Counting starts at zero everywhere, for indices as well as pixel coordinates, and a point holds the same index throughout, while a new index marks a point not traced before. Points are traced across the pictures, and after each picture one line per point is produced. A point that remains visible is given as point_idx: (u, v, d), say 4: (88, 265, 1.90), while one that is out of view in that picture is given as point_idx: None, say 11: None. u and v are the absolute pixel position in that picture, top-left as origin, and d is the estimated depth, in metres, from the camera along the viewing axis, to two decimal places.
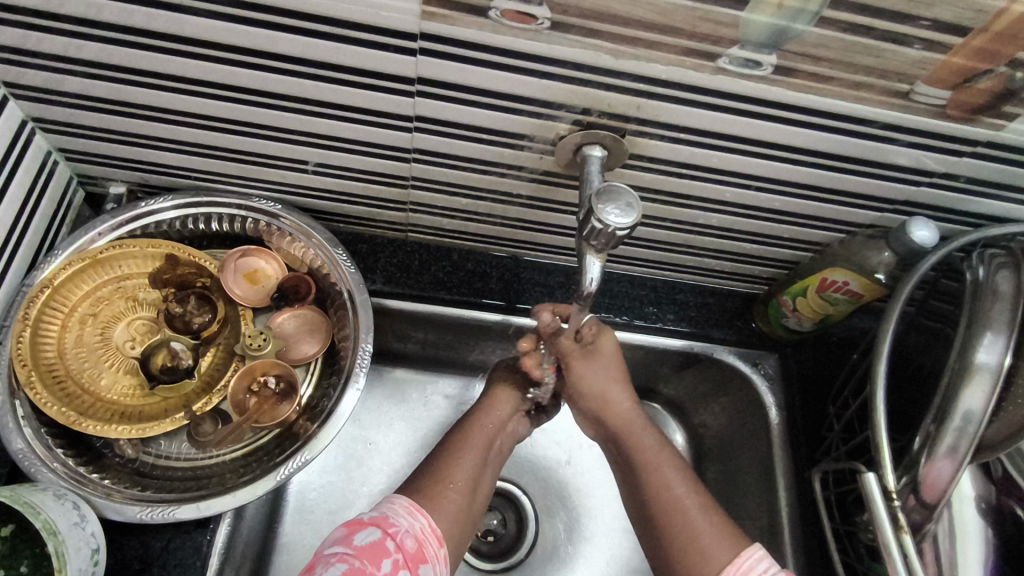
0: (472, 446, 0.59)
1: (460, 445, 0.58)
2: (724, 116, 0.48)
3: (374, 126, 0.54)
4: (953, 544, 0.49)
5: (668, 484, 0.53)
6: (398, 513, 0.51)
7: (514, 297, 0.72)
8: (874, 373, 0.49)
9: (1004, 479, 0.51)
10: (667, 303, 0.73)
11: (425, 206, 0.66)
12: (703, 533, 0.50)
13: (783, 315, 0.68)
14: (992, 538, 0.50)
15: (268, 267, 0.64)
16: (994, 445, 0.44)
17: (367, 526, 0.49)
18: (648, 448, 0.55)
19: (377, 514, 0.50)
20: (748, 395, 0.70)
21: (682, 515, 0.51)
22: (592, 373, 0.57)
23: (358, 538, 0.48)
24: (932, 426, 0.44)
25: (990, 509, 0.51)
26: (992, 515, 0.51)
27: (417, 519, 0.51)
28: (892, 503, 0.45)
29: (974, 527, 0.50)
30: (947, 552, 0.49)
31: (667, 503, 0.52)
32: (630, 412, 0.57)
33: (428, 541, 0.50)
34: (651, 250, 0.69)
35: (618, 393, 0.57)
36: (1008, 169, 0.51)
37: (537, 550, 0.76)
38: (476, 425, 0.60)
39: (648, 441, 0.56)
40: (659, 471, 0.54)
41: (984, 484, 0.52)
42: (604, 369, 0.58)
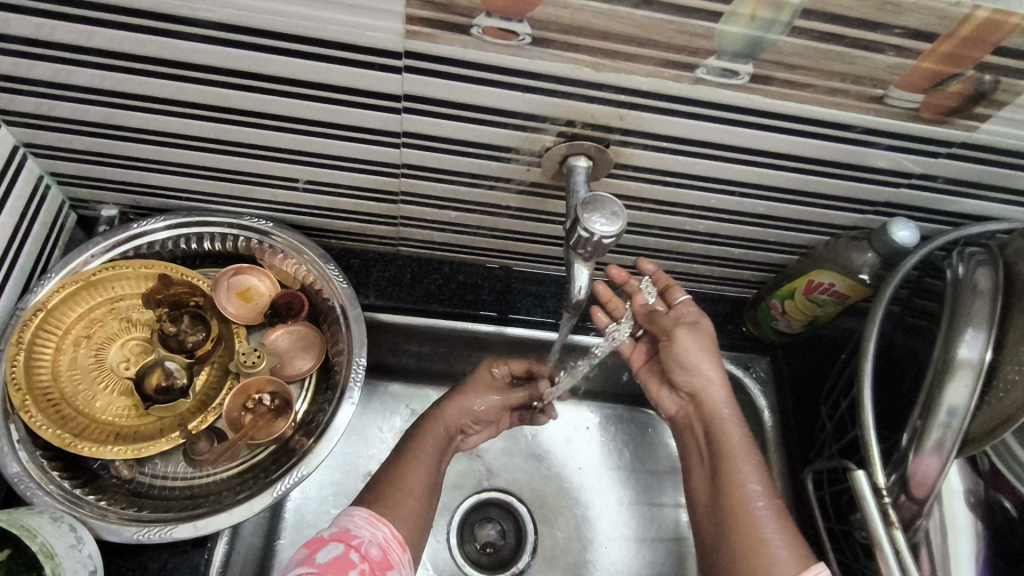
0: (424, 452, 0.62)
1: (415, 447, 0.62)
2: (705, 124, 0.50)
3: (362, 142, 0.55)
4: (945, 541, 0.50)
5: (744, 481, 0.53)
6: (359, 524, 0.52)
7: (507, 308, 0.73)
8: (861, 372, 0.50)
9: (991, 472, 0.51)
10: None
11: (416, 220, 0.66)
12: (770, 533, 0.50)
13: (773, 318, 0.69)
14: (981, 532, 0.51)
15: (262, 285, 0.65)
16: (977, 439, 0.45)
17: (329, 543, 0.49)
18: (733, 441, 0.55)
19: (337, 529, 0.51)
20: (741, 398, 0.71)
21: (753, 510, 0.52)
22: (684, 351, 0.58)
23: (320, 555, 0.48)
24: (919, 421, 0.45)
25: (980, 503, 0.51)
26: (981, 509, 0.51)
27: (377, 528, 0.53)
28: (882, 500, 0.45)
29: (964, 521, 0.51)
30: (939, 555, 0.49)
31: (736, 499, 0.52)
32: (721, 401, 0.58)
33: (392, 547, 0.52)
34: (640, 258, 0.70)
35: (717, 385, 0.58)
36: (984, 169, 0.52)
37: (536, 560, 0.76)
38: (433, 428, 0.64)
39: (733, 427, 0.56)
40: (739, 460, 0.54)
41: (972, 478, 0.52)
42: (704, 349, 0.59)
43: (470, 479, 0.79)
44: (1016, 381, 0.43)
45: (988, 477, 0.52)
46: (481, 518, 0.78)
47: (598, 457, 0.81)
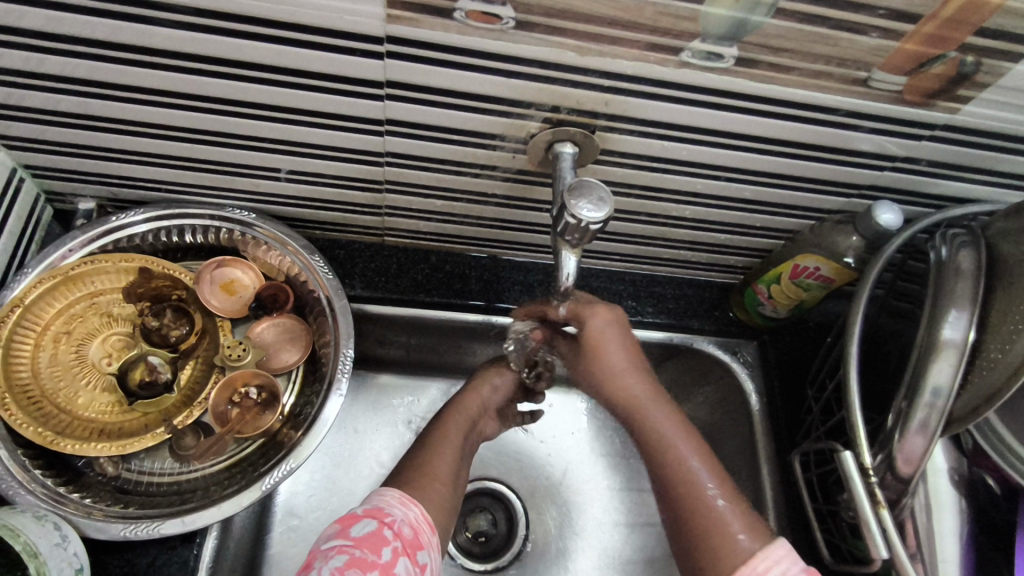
0: (454, 434, 0.59)
1: (446, 431, 0.59)
2: (690, 109, 0.49)
3: (345, 130, 0.54)
4: (930, 516, 0.50)
5: (691, 472, 0.51)
6: (391, 502, 0.50)
7: (493, 297, 0.72)
8: (847, 354, 0.50)
9: (974, 451, 0.52)
10: (645, 296, 0.74)
11: (401, 210, 0.66)
12: (728, 518, 0.48)
13: (759, 302, 0.69)
14: (965, 509, 0.51)
15: (245, 277, 0.64)
16: (960, 417, 0.45)
17: (363, 518, 0.47)
18: (664, 433, 0.53)
19: (371, 506, 0.49)
20: (729, 383, 0.72)
21: (703, 494, 0.49)
22: (603, 345, 0.56)
23: (355, 530, 0.46)
24: (903, 403, 0.45)
25: (964, 481, 0.52)
26: (965, 485, 0.52)
27: (409, 508, 0.50)
28: (869, 480, 0.45)
29: (950, 497, 0.51)
30: (925, 530, 0.50)
31: (693, 492, 0.50)
32: (640, 389, 0.55)
33: (423, 527, 0.49)
34: (626, 245, 0.70)
35: (626, 375, 0.55)
36: (965, 151, 0.53)
37: (529, 548, 0.76)
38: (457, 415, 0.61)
39: (659, 413, 0.54)
40: (677, 446, 0.52)
41: (956, 457, 0.52)
42: (619, 343, 0.56)
43: None
44: (999, 360, 0.43)
45: (971, 454, 0.52)
46: (472, 508, 0.78)
47: (587, 445, 0.82)
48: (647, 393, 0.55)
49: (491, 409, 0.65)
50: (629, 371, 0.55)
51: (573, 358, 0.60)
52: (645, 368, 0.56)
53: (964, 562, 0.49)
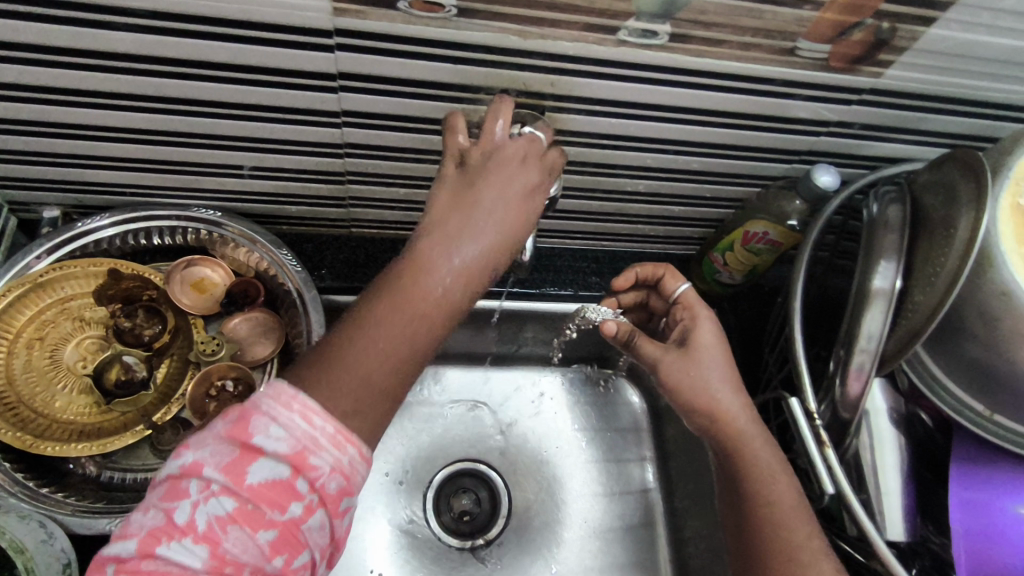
0: (412, 302, 0.41)
1: (411, 277, 0.42)
2: (632, 86, 0.52)
3: (304, 123, 0.55)
4: (874, 454, 0.51)
5: (769, 489, 0.51)
6: (320, 445, 0.38)
7: None
8: (792, 311, 0.53)
9: (910, 389, 0.53)
10: (609, 272, 0.78)
11: (365, 200, 0.67)
12: (798, 545, 0.49)
13: (715, 270, 0.72)
14: (906, 445, 0.52)
15: (215, 275, 0.65)
16: (890, 358, 0.48)
17: (262, 457, 0.37)
18: (750, 449, 0.52)
19: (290, 444, 0.37)
20: None
21: (778, 518, 0.50)
22: (698, 354, 0.55)
23: (252, 473, 0.37)
24: (843, 350, 0.48)
25: (903, 418, 0.53)
26: (904, 422, 0.53)
27: (341, 452, 0.39)
28: (815, 422, 0.49)
29: (891, 436, 0.51)
30: (870, 467, 0.50)
31: (773, 519, 0.50)
32: (732, 403, 0.53)
33: (355, 471, 0.39)
34: (587, 222, 0.73)
35: (722, 389, 0.54)
36: (892, 113, 0.56)
37: (511, 523, 0.79)
38: (438, 261, 0.42)
39: (750, 430, 0.53)
40: (761, 465, 0.51)
41: (894, 397, 0.53)
42: (717, 353, 0.56)
43: (443, 450, 0.82)
44: (921, 301, 0.46)
45: (907, 394, 0.53)
46: (455, 489, 0.80)
47: (563, 421, 0.84)
48: (740, 407, 0.53)
49: (483, 251, 0.43)
50: (723, 380, 0.54)
51: (663, 360, 0.56)
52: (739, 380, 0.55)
53: (908, 496, 0.50)
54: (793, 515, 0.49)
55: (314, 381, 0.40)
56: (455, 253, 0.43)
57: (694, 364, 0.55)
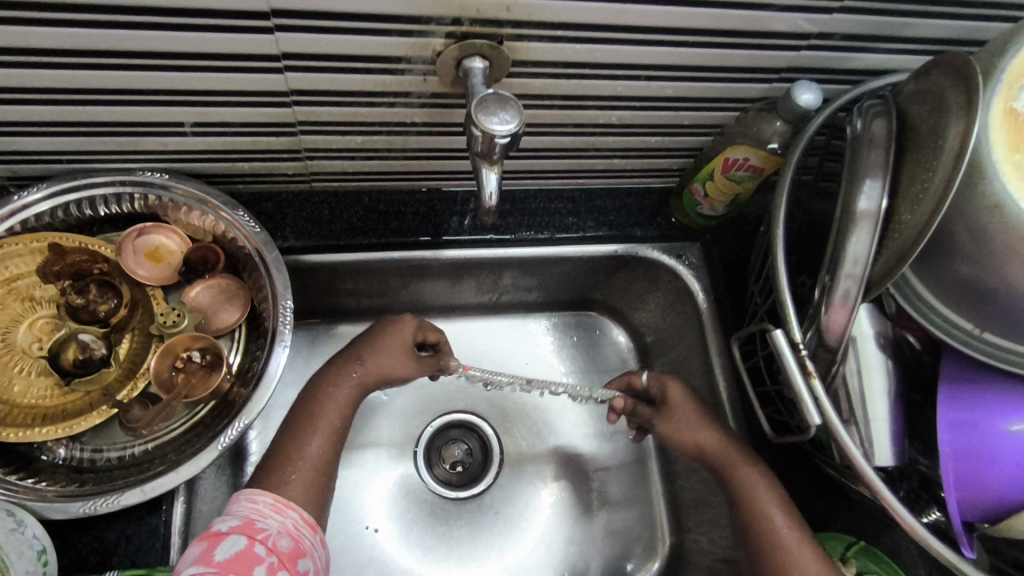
0: (335, 397, 0.61)
1: (330, 385, 0.61)
2: (596, 6, 0.47)
3: (245, 72, 0.51)
4: (862, 378, 0.49)
5: (768, 512, 0.57)
6: (264, 513, 0.51)
7: (438, 231, 0.71)
8: (773, 239, 0.51)
9: (898, 313, 0.51)
10: (586, 211, 0.75)
11: (321, 151, 0.63)
12: (805, 565, 0.54)
13: (696, 203, 0.70)
14: (894, 368, 0.50)
15: (170, 242, 0.61)
16: (877, 282, 0.46)
17: (230, 536, 0.48)
18: (745, 481, 0.59)
19: (240, 521, 0.50)
20: (676, 285, 0.74)
21: (779, 540, 0.55)
22: (682, 404, 0.64)
23: (220, 552, 0.47)
24: (828, 277, 0.46)
25: (890, 342, 0.51)
26: (891, 346, 0.51)
27: (285, 515, 0.52)
28: (798, 352, 0.47)
29: (878, 361, 0.49)
30: (857, 393, 0.49)
31: (783, 559, 0.54)
32: (719, 441, 0.62)
33: (302, 534, 0.52)
34: (561, 160, 0.69)
35: (708, 431, 0.63)
36: (877, 20, 0.52)
37: (504, 471, 0.79)
38: (343, 370, 0.62)
39: (740, 464, 0.60)
40: (757, 494, 0.58)
41: (881, 321, 0.51)
42: (695, 403, 0.64)
43: (430, 404, 0.81)
44: (909, 220, 0.43)
45: (895, 317, 0.51)
46: (445, 440, 0.80)
47: (553, 365, 0.84)
48: (728, 446, 0.62)
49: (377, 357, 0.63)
50: (704, 428, 0.63)
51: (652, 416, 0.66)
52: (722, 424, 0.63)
53: (895, 420, 0.48)
54: (797, 549, 0.55)
55: (276, 470, 0.55)
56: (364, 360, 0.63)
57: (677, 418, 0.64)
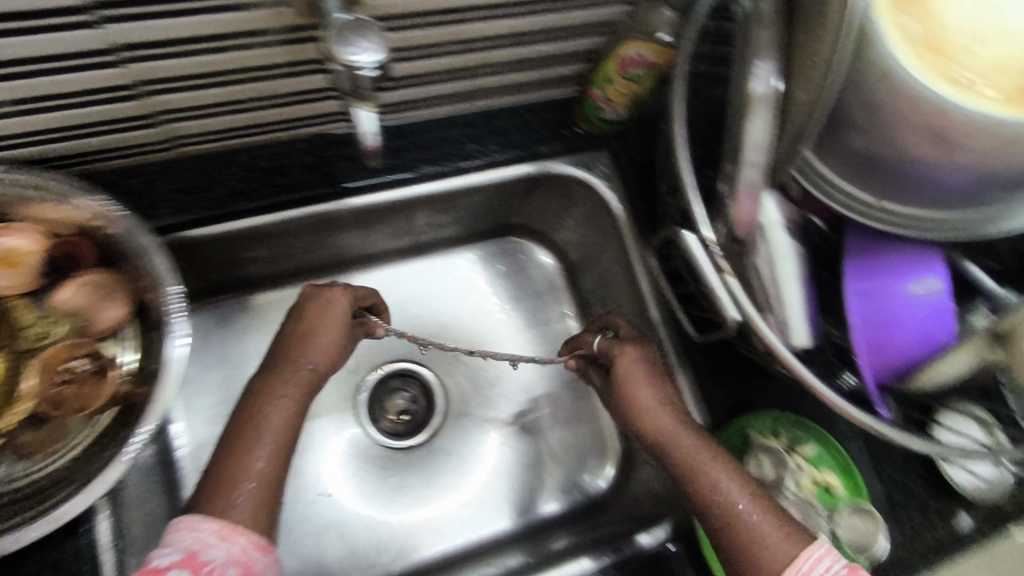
0: (279, 399, 0.55)
1: (277, 383, 0.56)
2: None
3: (59, 28, 0.44)
4: (773, 267, 0.48)
5: (720, 485, 0.54)
6: (208, 542, 0.47)
7: (333, 179, 0.65)
8: (676, 136, 0.49)
9: (802, 196, 0.51)
10: (487, 134, 0.71)
11: (178, 111, 0.56)
12: (768, 534, 0.51)
13: (598, 109, 0.67)
14: (802, 251, 0.50)
15: (20, 243, 0.52)
16: (782, 163, 0.45)
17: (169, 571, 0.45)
18: (691, 455, 0.56)
19: (183, 553, 0.46)
20: (591, 199, 0.73)
21: (738, 515, 0.52)
22: (631, 381, 0.61)
23: None
24: (731, 168, 0.45)
25: (796, 224, 0.51)
26: (800, 229, 0.51)
27: (233, 540, 0.48)
28: (711, 251, 0.46)
29: (787, 253, 0.49)
30: (771, 282, 0.48)
31: (750, 542, 0.51)
32: (670, 421, 0.58)
33: (252, 556, 0.48)
34: (451, 84, 0.64)
35: (653, 398, 0.60)
36: None
37: (449, 411, 0.79)
38: (281, 370, 0.57)
39: (685, 437, 0.57)
40: (710, 465, 0.55)
41: (789, 206, 0.50)
42: (648, 375, 0.61)
43: (362, 359, 0.79)
44: (805, 99, 0.42)
45: (800, 201, 0.51)
46: (387, 392, 0.79)
47: (483, 299, 0.85)
48: (679, 428, 0.58)
49: (310, 353, 0.58)
50: (664, 407, 0.59)
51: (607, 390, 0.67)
52: (672, 400, 0.60)
53: (805, 301, 0.49)
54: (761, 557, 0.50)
55: (221, 485, 0.50)
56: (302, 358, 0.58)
57: (629, 388, 0.61)
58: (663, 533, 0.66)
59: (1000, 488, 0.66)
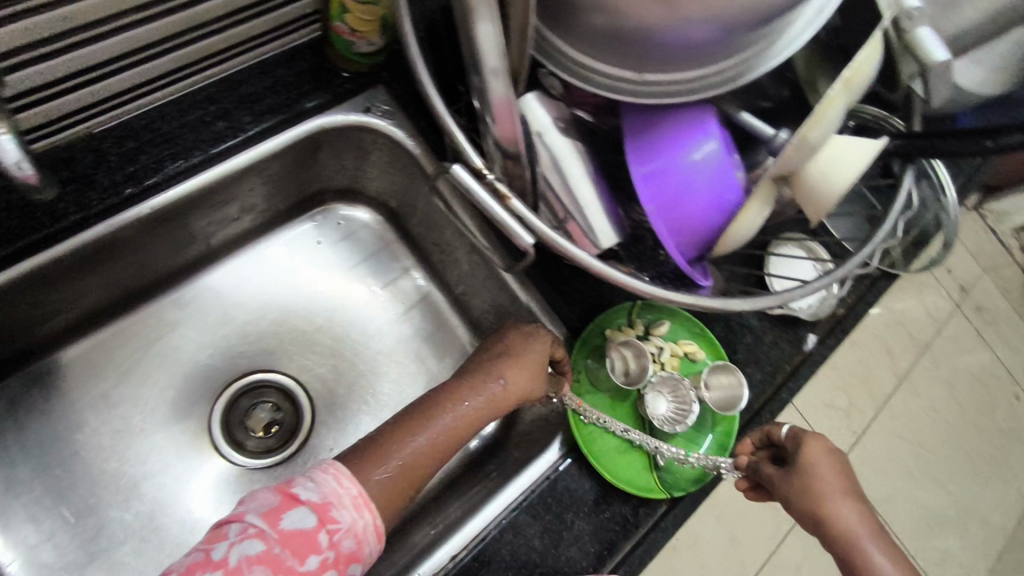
0: (442, 425, 0.57)
1: (451, 400, 0.59)
2: None
3: None
4: (559, 172, 0.45)
5: (841, 514, 0.52)
6: (342, 501, 0.48)
7: (74, 208, 0.55)
8: (413, 61, 0.45)
9: (564, 90, 0.49)
10: (240, 104, 0.61)
11: None
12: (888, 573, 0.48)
13: (350, 44, 0.60)
14: (583, 147, 0.46)
15: None
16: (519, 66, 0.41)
17: (302, 506, 0.47)
18: (824, 502, 0.53)
19: (319, 496, 0.48)
20: (383, 143, 0.67)
21: (860, 550, 0.50)
22: (812, 464, 0.55)
23: (286, 520, 0.46)
24: (477, 81, 0.40)
25: (569, 122, 0.47)
26: (574, 124, 0.48)
27: (361, 512, 0.49)
28: (486, 179, 0.44)
29: (571, 158, 0.45)
30: (561, 190, 0.46)
31: (855, 558, 0.50)
32: (849, 513, 0.52)
33: (367, 537, 0.49)
34: (162, 59, 0.56)
35: (834, 489, 0.53)
36: None
37: (318, 405, 0.74)
38: (467, 399, 0.59)
39: (823, 471, 0.54)
40: (830, 501, 0.53)
41: (554, 105, 0.46)
42: (828, 466, 0.54)
43: (199, 387, 0.72)
44: None
45: (565, 94, 0.49)
46: (242, 412, 0.72)
47: (312, 280, 0.78)
48: (839, 490, 0.53)
49: (511, 379, 0.60)
50: (833, 481, 0.54)
51: (783, 483, 0.56)
52: (846, 479, 0.54)
53: (603, 199, 0.47)
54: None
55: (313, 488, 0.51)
56: (499, 381, 0.60)
57: (808, 475, 0.54)
58: (556, 454, 0.63)
59: (828, 305, 0.71)
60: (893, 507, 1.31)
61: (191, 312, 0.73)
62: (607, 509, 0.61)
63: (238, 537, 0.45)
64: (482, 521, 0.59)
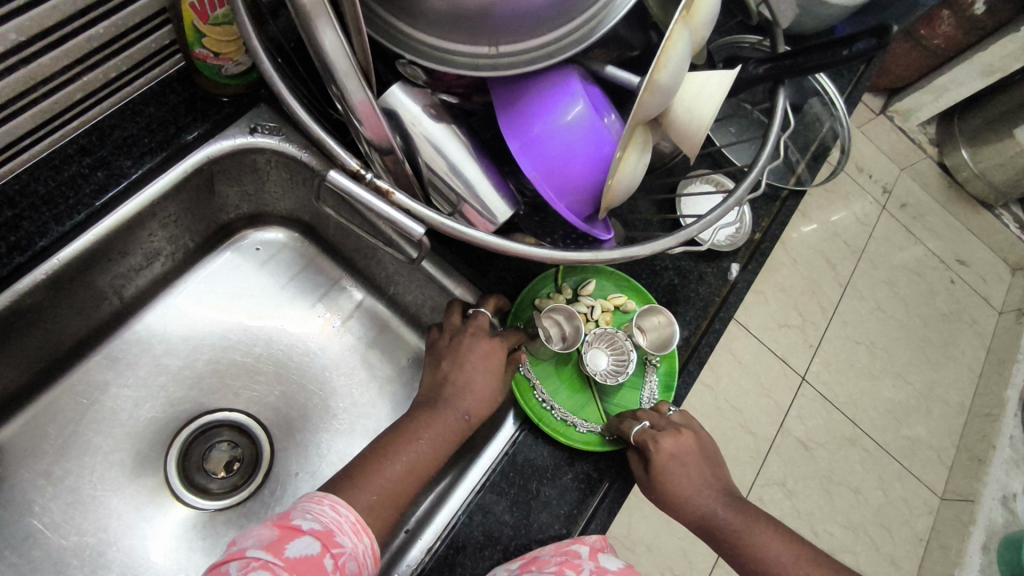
0: (414, 447, 0.55)
1: (419, 424, 0.57)
2: None
3: None
4: (440, 158, 0.48)
5: (707, 510, 0.59)
6: (343, 528, 0.48)
7: None
8: (269, 75, 0.44)
9: (430, 77, 0.50)
10: (117, 150, 0.60)
11: None
12: (762, 539, 0.58)
13: (217, 68, 0.60)
14: (459, 130, 0.48)
15: None
16: (367, 62, 0.42)
17: (304, 535, 0.46)
18: (690, 501, 0.59)
19: (319, 525, 0.47)
20: (277, 160, 0.65)
21: (733, 519, 0.59)
22: (687, 444, 0.61)
23: (289, 549, 0.45)
24: (333, 87, 0.41)
25: (439, 107, 0.48)
26: (443, 107, 0.49)
27: (360, 538, 0.49)
28: (366, 180, 0.46)
29: (448, 140, 0.48)
30: (447, 174, 0.48)
31: (736, 528, 0.58)
32: (698, 506, 0.59)
33: (367, 562, 0.49)
34: (21, 117, 0.54)
35: (691, 502, 0.59)
36: None
37: (275, 433, 0.74)
38: (438, 415, 0.58)
39: (679, 495, 0.59)
40: (700, 487, 0.60)
41: (423, 93, 0.47)
42: (681, 482, 0.59)
43: (146, 442, 0.70)
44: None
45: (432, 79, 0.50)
46: (196, 459, 0.71)
47: (242, 312, 0.77)
48: (702, 488, 0.60)
49: (467, 408, 0.59)
50: (697, 475, 0.60)
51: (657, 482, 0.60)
52: (705, 481, 0.60)
53: (490, 173, 0.49)
54: (790, 559, 0.57)
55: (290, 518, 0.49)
56: (461, 407, 0.59)
57: (674, 479, 0.59)
58: (511, 430, 0.64)
59: (741, 233, 0.75)
60: (859, 408, 1.38)
61: (120, 369, 0.71)
62: (570, 470, 0.62)
63: (241, 572, 0.43)
64: (449, 511, 0.59)
